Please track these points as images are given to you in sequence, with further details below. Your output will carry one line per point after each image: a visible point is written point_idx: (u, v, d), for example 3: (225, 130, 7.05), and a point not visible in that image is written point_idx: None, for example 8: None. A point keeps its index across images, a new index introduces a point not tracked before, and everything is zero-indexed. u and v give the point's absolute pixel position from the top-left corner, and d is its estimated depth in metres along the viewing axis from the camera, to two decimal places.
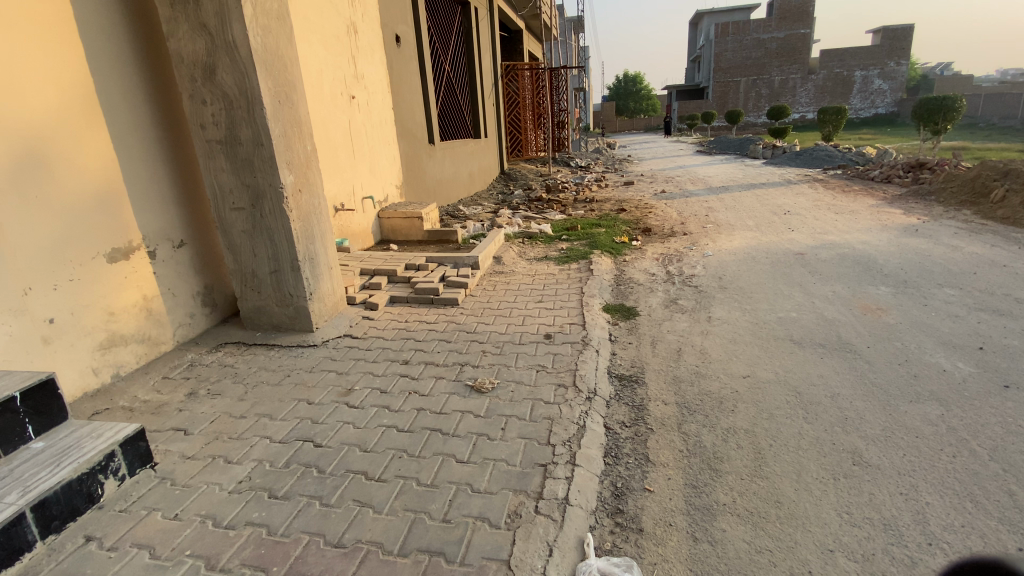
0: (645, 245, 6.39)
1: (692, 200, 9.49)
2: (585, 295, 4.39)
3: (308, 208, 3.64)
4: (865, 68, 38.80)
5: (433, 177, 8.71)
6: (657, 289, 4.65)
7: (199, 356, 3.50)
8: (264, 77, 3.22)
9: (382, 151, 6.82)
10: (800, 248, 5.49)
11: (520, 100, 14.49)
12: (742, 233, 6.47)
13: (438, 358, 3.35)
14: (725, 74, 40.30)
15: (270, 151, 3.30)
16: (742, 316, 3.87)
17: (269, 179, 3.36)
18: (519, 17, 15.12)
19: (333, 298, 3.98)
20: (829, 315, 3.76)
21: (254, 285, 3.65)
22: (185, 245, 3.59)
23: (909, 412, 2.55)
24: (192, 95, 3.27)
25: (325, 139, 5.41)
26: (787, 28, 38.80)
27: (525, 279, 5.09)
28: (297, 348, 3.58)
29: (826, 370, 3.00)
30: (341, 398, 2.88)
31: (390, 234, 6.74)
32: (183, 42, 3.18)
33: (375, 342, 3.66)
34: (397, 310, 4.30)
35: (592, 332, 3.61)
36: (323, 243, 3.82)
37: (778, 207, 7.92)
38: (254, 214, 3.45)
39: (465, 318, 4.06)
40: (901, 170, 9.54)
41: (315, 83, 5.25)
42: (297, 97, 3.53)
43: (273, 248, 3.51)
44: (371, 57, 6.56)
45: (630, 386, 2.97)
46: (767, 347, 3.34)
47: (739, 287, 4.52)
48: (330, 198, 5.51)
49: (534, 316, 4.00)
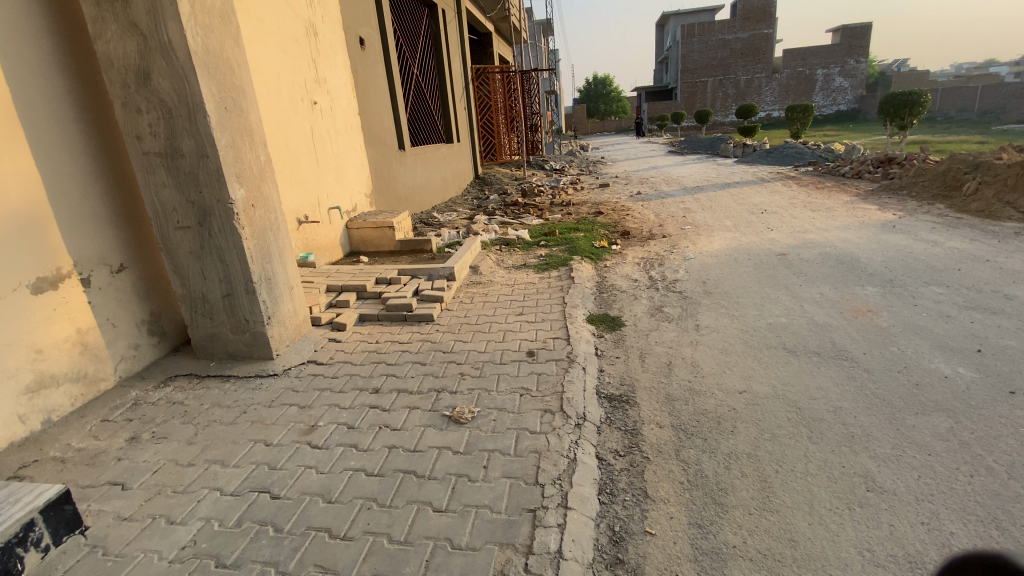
0: (625, 249, 6.22)
1: (669, 200, 9.41)
2: (568, 306, 4.17)
3: (263, 225, 3.33)
4: (826, 67, 39.92)
5: (405, 185, 8.42)
6: (641, 296, 4.46)
7: (144, 393, 3.14)
8: (207, 82, 2.91)
9: (350, 159, 6.50)
10: (782, 248, 5.39)
11: (492, 104, 14.30)
12: (722, 233, 6.37)
13: (412, 384, 3.07)
14: (692, 74, 40.90)
15: (217, 163, 2.98)
16: (732, 323, 3.70)
17: (217, 195, 3.04)
18: (488, 20, 14.92)
19: (296, 321, 3.67)
20: (821, 320, 3.62)
21: (205, 312, 3.31)
22: (126, 270, 3.23)
23: (918, 427, 2.40)
24: (125, 103, 2.92)
25: (284, 148, 5.08)
26: (751, 29, 39.66)
27: (503, 290, 4.85)
28: (256, 379, 3.26)
29: (825, 382, 2.83)
30: (304, 438, 2.60)
31: (360, 246, 6.42)
32: (112, 44, 2.84)
33: (342, 367, 3.37)
34: (367, 329, 4.00)
35: (577, 348, 3.38)
36: (282, 262, 3.51)
37: (755, 206, 7.87)
38: (201, 233, 3.12)
39: (441, 336, 3.79)
40: (871, 166, 9.65)
41: (271, 89, 4.92)
42: (247, 103, 3.23)
43: (224, 270, 3.19)
44: (333, 61, 6.24)
45: (620, 408, 2.76)
46: (761, 358, 3.17)
47: (725, 291, 4.36)
48: (291, 210, 5.17)
49: (515, 331, 3.76)
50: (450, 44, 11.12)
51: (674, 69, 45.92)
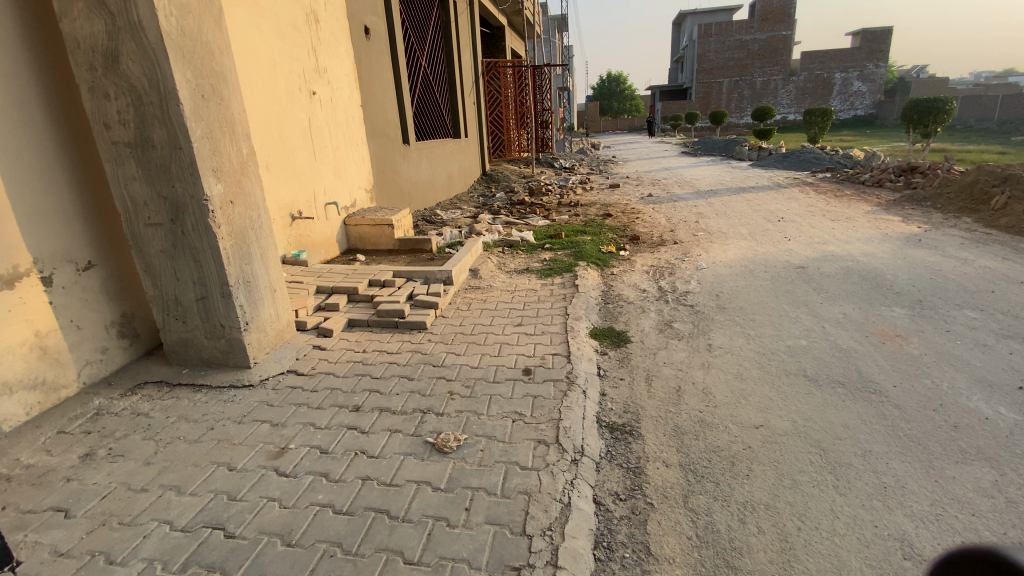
0: (634, 255, 5.92)
1: (680, 204, 9.08)
2: (570, 318, 3.89)
3: (243, 224, 3.08)
4: (846, 70, 39.15)
5: (408, 180, 8.17)
6: (649, 309, 4.18)
7: (108, 402, 2.91)
8: (182, 67, 2.66)
9: (350, 153, 6.25)
10: (800, 260, 5.08)
11: (502, 99, 14.03)
12: (736, 242, 6.06)
13: (396, 402, 2.82)
14: (708, 75, 40.32)
15: (191, 156, 2.73)
16: (747, 344, 3.40)
17: (191, 190, 2.79)
18: (501, 13, 14.61)
19: (278, 326, 3.43)
20: (844, 344, 3.32)
21: (178, 315, 3.08)
22: (94, 267, 3.00)
23: (958, 479, 2.11)
24: (92, 88, 2.68)
25: (278, 139, 4.84)
26: (770, 30, 39.01)
27: (503, 296, 4.58)
28: (229, 390, 3.03)
29: (852, 419, 2.54)
30: (271, 463, 2.36)
31: (358, 243, 6.18)
32: (79, 23, 2.59)
33: (324, 379, 3.12)
34: (354, 336, 3.76)
35: (579, 367, 3.10)
36: (264, 263, 3.27)
37: (771, 213, 7.53)
38: (174, 231, 2.88)
39: (433, 347, 3.53)
40: (893, 174, 9.26)
41: (265, 77, 4.68)
42: (228, 92, 2.98)
43: (198, 271, 2.95)
44: (335, 50, 5.98)
45: (623, 440, 2.49)
46: (779, 386, 2.88)
47: (740, 306, 4.06)
48: (284, 205, 4.93)
49: (512, 345, 3.48)
50: (460, 36, 10.83)
51: (689, 68, 45.19)
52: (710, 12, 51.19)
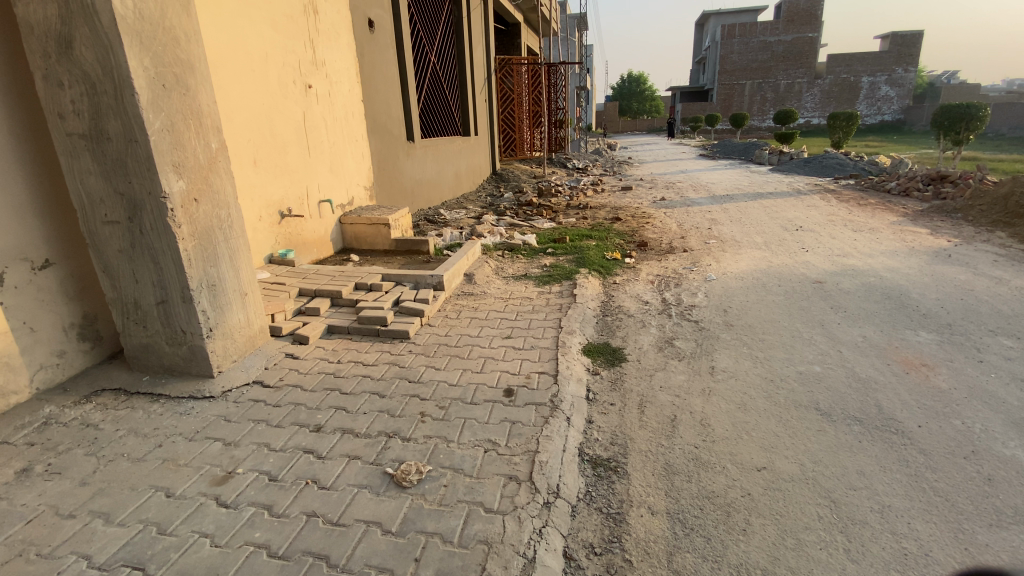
0: (639, 263, 5.62)
1: (693, 209, 8.73)
2: (563, 331, 3.60)
3: (208, 223, 2.88)
4: (874, 74, 38.04)
5: (412, 178, 7.95)
6: (650, 323, 3.88)
7: (59, 410, 2.72)
8: (139, 53, 2.45)
9: (348, 150, 6.05)
10: (817, 274, 4.73)
11: (514, 97, 13.74)
12: (749, 251, 5.72)
13: (361, 423, 2.57)
14: (730, 76, 39.55)
15: (147, 149, 2.52)
16: (754, 369, 3.10)
17: (148, 186, 2.59)
18: (517, 10, 14.37)
19: (248, 332, 3.22)
20: (863, 373, 2.99)
21: (138, 319, 2.89)
22: (52, 266, 2.80)
23: (993, 548, 1.79)
24: (46, 75, 2.48)
25: (267, 134, 4.64)
26: (795, 32, 38.14)
27: (496, 304, 4.32)
28: (188, 401, 2.81)
29: (869, 465, 2.23)
30: (212, 490, 2.15)
31: (353, 243, 5.98)
32: (30, 6, 2.39)
33: (289, 392, 2.90)
34: (331, 344, 3.53)
35: (567, 390, 2.81)
36: (233, 266, 3.06)
37: (789, 221, 7.15)
38: (131, 229, 2.68)
39: (412, 359, 3.28)
40: (921, 183, 8.78)
41: (256, 68, 4.48)
42: (195, 82, 2.77)
43: (158, 273, 2.75)
44: (335, 42, 5.77)
45: (606, 479, 2.21)
46: (787, 421, 2.57)
47: (748, 324, 3.75)
48: (273, 201, 4.73)
49: (496, 360, 3.21)
50: (473, 32, 10.58)
51: (711, 69, 44.45)
52: (734, 12, 50.22)
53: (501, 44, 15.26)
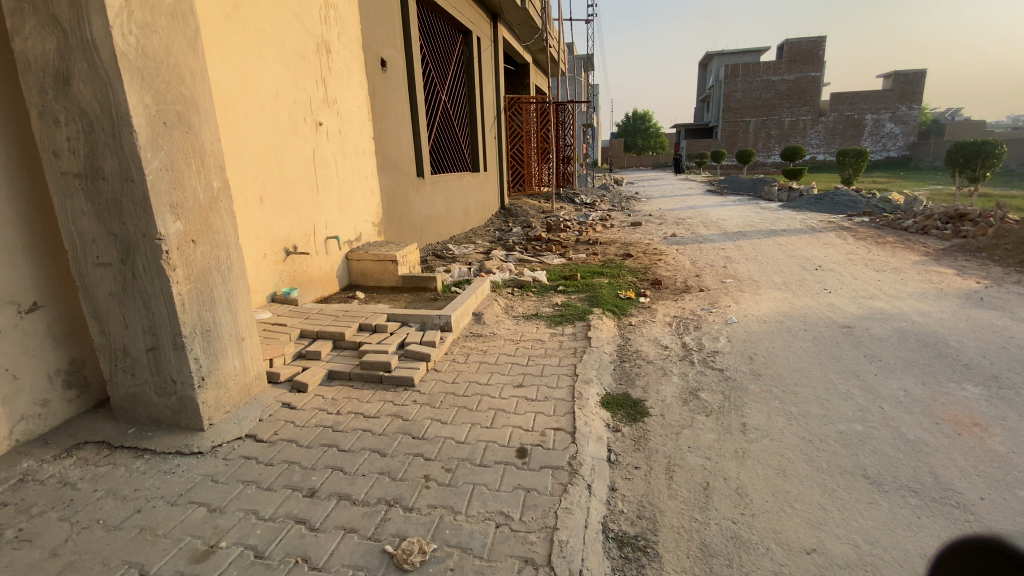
0: (655, 303, 5.41)
1: (706, 246, 8.56)
2: (579, 380, 3.36)
3: (206, 265, 2.73)
4: (877, 112, 38.49)
5: (421, 214, 7.89)
6: (671, 372, 3.64)
7: (37, 465, 2.47)
8: (140, 91, 2.35)
9: (357, 186, 5.99)
10: (845, 318, 4.49)
11: (523, 134, 13.88)
12: (769, 292, 5.50)
13: (358, 488, 2.34)
14: (735, 114, 40.20)
15: (143, 190, 2.39)
16: (789, 427, 2.84)
17: (142, 228, 2.45)
18: (526, 51, 14.71)
19: (243, 380, 3.02)
20: (911, 434, 2.72)
21: (126, 367, 2.70)
22: (40, 309, 2.63)
23: None
24: (42, 112, 2.38)
25: (275, 170, 4.56)
26: (797, 71, 38.91)
27: (506, 347, 4.11)
28: (174, 458, 2.59)
29: (934, 547, 1.96)
30: (190, 569, 1.91)
31: (360, 279, 5.83)
32: (29, 41, 2.31)
33: (284, 448, 2.68)
34: (331, 392, 3.32)
35: (586, 451, 2.56)
36: (230, 309, 2.89)
37: (807, 260, 6.96)
38: (123, 272, 2.53)
39: (416, 410, 3.05)
40: (939, 221, 8.59)
41: (266, 106, 4.45)
42: (198, 120, 2.67)
43: (149, 318, 2.58)
44: (347, 81, 5.79)
45: (634, 562, 1.95)
46: (833, 492, 2.30)
47: (778, 374, 3.49)
48: (278, 239, 4.62)
49: (508, 413, 2.97)
50: (483, 72, 10.75)
51: (715, 107, 45.27)
52: (737, 52, 51.42)
53: (510, 84, 15.56)
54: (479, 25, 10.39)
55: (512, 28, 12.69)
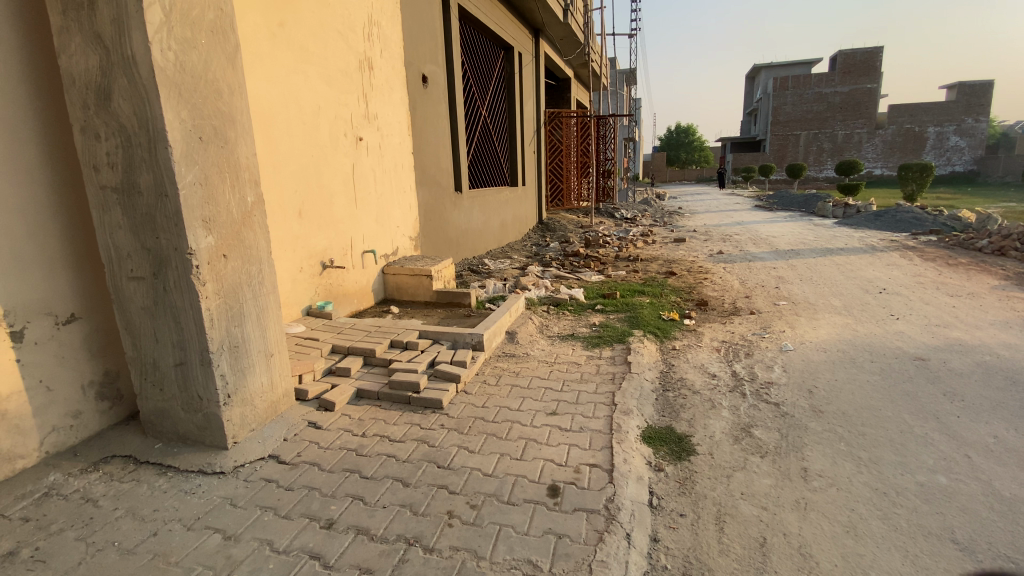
0: (701, 326, 5.10)
1: (756, 264, 8.11)
2: (618, 410, 3.12)
3: (237, 280, 2.69)
4: (941, 125, 36.25)
5: (458, 228, 7.84)
6: (720, 404, 3.34)
7: (64, 478, 2.46)
8: (176, 105, 2.34)
9: (396, 201, 5.99)
10: (917, 349, 4.05)
11: (563, 149, 13.77)
12: (828, 317, 5.08)
13: (378, 521, 2.20)
14: (784, 127, 38.85)
15: (176, 205, 2.37)
16: (859, 475, 2.51)
17: (174, 242, 2.42)
18: (567, 66, 14.66)
19: (271, 398, 2.96)
20: (1006, 491, 2.35)
21: (156, 381, 2.70)
22: (77, 320, 2.65)
23: None
24: (84, 127, 2.41)
25: (314, 185, 4.58)
26: (852, 83, 37.34)
27: (541, 369, 3.92)
28: (196, 477, 2.54)
29: None
30: None
31: (394, 294, 5.79)
32: (73, 57, 2.34)
33: (305, 472, 2.58)
34: (358, 412, 3.22)
35: (625, 493, 2.33)
36: (259, 325, 2.85)
37: (868, 282, 6.44)
38: (155, 286, 2.51)
39: (444, 436, 2.90)
40: (1019, 241, 7.83)
41: (307, 121, 4.48)
42: (234, 134, 2.66)
43: (179, 333, 2.55)
44: (389, 97, 5.81)
45: None
46: (915, 559, 1.97)
47: (843, 412, 3.14)
48: (316, 253, 4.61)
49: (540, 445, 2.77)
50: (524, 87, 10.72)
51: (763, 121, 43.93)
52: (787, 64, 49.95)
53: (551, 98, 15.51)
54: (521, 40, 10.38)
55: (554, 43, 12.66)
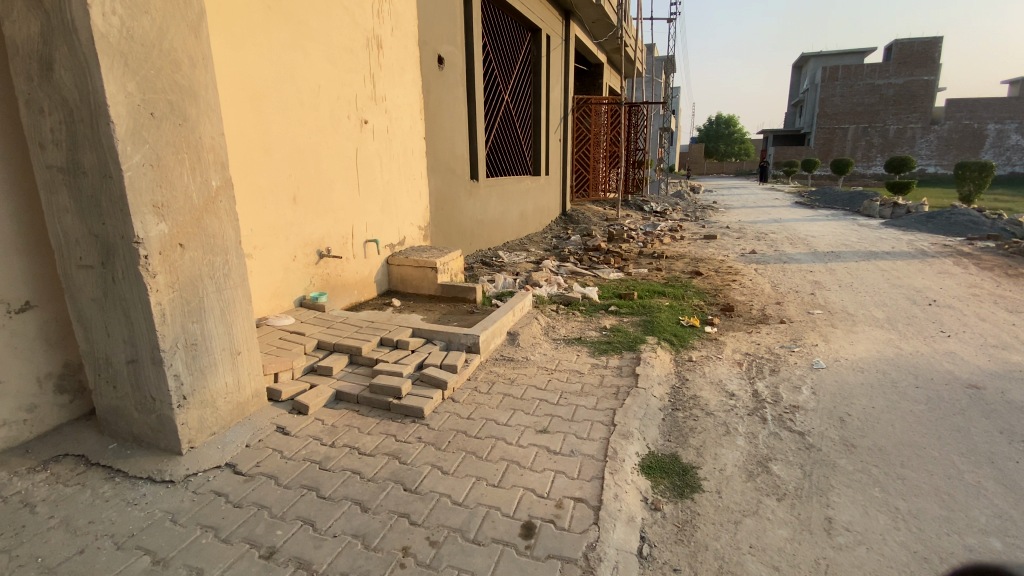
0: (722, 334, 4.67)
1: (790, 267, 7.52)
2: (616, 432, 2.77)
3: (196, 273, 2.46)
4: (1005, 120, 33.65)
5: (473, 218, 7.54)
6: (735, 430, 2.95)
7: (5, 479, 2.30)
8: (121, 77, 2.11)
9: (404, 188, 5.71)
10: (972, 375, 3.53)
11: (591, 137, 13.24)
12: (868, 331, 4.56)
13: (323, 554, 1.94)
14: (831, 121, 36.89)
15: (120, 187, 2.15)
16: (894, 532, 2.10)
17: (121, 229, 2.21)
18: (599, 51, 14.09)
19: (236, 400, 2.74)
20: None
21: (111, 378, 2.52)
22: (33, 308, 2.48)
23: None
24: (29, 101, 2.22)
25: (312, 168, 4.34)
26: (908, 74, 35.09)
27: (539, 376, 3.60)
28: (143, 486, 2.35)
29: None
30: None
31: (398, 285, 5.54)
32: (15, 23, 2.14)
33: (260, 486, 2.35)
34: (332, 417, 2.97)
35: (610, 539, 2.00)
36: (223, 322, 2.62)
37: (916, 292, 5.82)
38: (104, 275, 2.32)
39: (418, 452, 2.61)
40: None
41: (306, 101, 4.23)
42: (196, 111, 2.42)
43: (129, 327, 2.35)
44: (400, 78, 5.52)
45: None
46: None
47: (879, 448, 2.70)
48: (312, 240, 4.39)
49: (521, 470, 2.45)
50: (551, 71, 10.26)
51: (809, 114, 41.89)
52: (837, 54, 47.43)
53: (582, 85, 14.95)
54: (550, 22, 9.91)
55: (586, 26, 12.09)
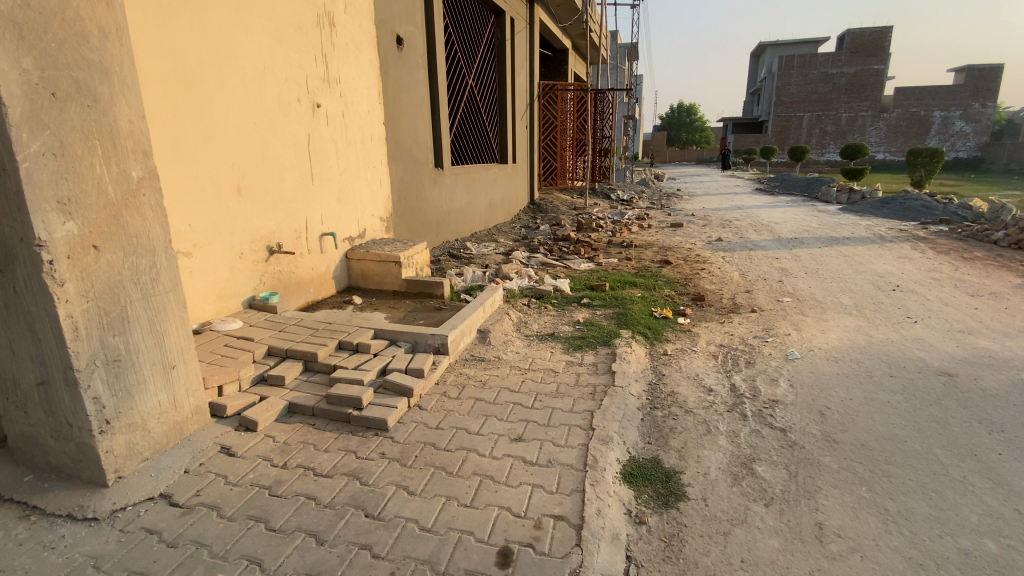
0: (696, 325, 4.58)
1: (757, 254, 7.56)
2: (595, 438, 2.60)
3: (116, 278, 2.12)
4: (946, 109, 35.33)
5: (438, 208, 7.23)
6: (716, 429, 2.83)
7: None
8: (13, 50, 1.76)
9: (362, 177, 5.36)
10: (943, 362, 3.54)
11: (558, 124, 13.02)
12: (838, 318, 4.56)
13: None
14: (787, 108, 37.88)
15: (14, 181, 1.81)
16: (886, 537, 2.01)
17: (19, 230, 1.86)
18: (564, 36, 13.83)
19: (173, 419, 2.42)
20: None
21: (20, 401, 2.17)
22: None
23: None
24: None
25: (258, 156, 3.96)
26: (859, 64, 36.28)
27: (511, 377, 3.40)
28: (61, 526, 2.03)
29: None
30: None
31: (359, 281, 5.22)
32: None
33: (200, 520, 2.07)
34: (285, 434, 2.69)
35: (594, 563, 1.83)
36: (153, 334, 2.29)
37: (880, 277, 5.90)
38: (3, 285, 1.97)
39: (381, 470, 2.38)
40: None
41: (248, 82, 3.85)
42: (109, 91, 2.07)
43: (37, 344, 2.01)
44: (355, 58, 5.15)
45: None
46: None
47: (862, 444, 2.63)
48: (261, 234, 4.03)
49: (496, 486, 2.25)
50: (516, 56, 9.96)
51: (767, 102, 42.91)
52: (793, 44, 48.65)
53: (547, 70, 14.66)
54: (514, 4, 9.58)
55: (550, 9, 11.79)
